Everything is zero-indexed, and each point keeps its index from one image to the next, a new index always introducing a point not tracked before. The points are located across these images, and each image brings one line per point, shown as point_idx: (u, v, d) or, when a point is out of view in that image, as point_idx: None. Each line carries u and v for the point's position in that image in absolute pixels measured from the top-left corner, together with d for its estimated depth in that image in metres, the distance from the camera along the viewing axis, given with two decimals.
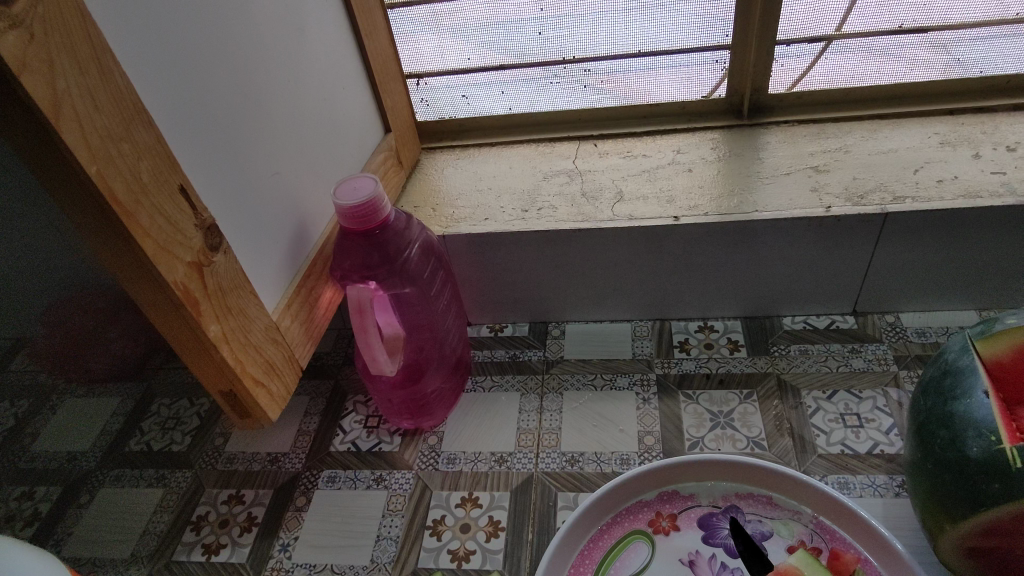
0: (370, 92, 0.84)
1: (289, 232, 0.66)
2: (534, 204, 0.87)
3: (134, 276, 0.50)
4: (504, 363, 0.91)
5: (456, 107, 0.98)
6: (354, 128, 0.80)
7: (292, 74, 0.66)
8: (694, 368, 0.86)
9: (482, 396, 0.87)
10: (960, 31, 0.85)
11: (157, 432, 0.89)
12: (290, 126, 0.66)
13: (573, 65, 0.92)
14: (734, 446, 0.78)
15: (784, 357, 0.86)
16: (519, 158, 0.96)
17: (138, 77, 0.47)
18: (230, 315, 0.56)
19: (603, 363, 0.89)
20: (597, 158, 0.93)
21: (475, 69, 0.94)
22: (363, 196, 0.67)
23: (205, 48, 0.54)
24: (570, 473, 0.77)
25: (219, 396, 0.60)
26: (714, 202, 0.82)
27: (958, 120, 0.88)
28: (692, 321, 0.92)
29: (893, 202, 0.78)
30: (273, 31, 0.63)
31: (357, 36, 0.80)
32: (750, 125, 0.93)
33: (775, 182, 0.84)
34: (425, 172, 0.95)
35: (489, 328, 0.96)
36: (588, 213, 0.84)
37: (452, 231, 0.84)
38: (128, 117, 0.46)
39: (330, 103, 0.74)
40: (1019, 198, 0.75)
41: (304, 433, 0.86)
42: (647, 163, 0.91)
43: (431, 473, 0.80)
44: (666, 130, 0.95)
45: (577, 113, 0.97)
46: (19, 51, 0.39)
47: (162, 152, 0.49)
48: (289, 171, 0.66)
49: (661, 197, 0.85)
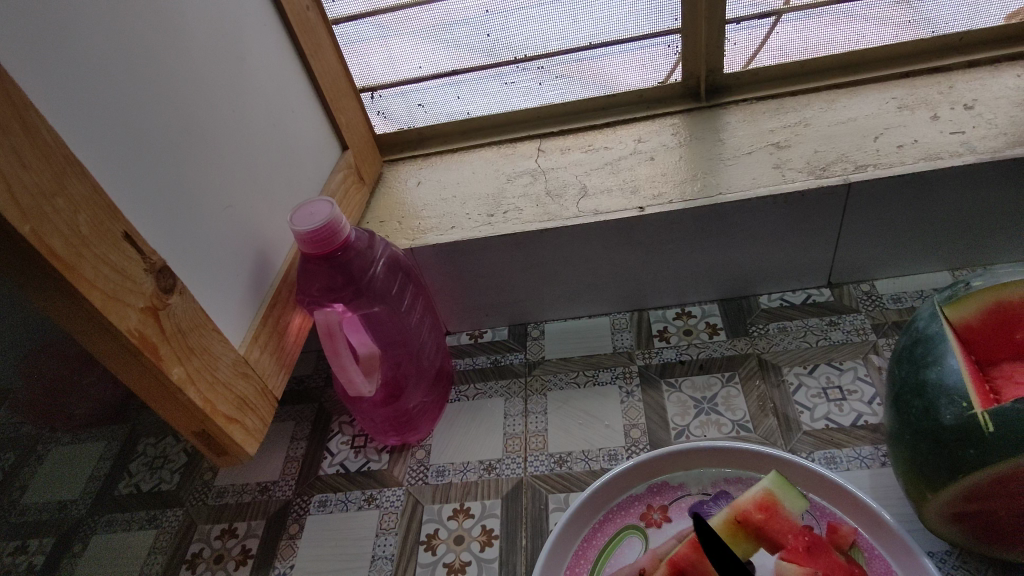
0: (322, 111, 0.83)
1: (248, 263, 0.65)
2: (499, 208, 0.86)
3: (87, 329, 0.49)
4: (486, 369, 0.90)
5: (414, 116, 0.97)
6: (310, 150, 0.79)
7: (235, 103, 0.65)
8: (675, 356, 0.86)
9: (466, 405, 0.87)
10: None
11: (145, 473, 0.89)
12: (238, 155, 0.65)
13: (527, 63, 0.92)
14: (719, 431, 0.78)
15: (764, 336, 0.86)
16: (481, 162, 0.95)
17: (66, 127, 0.47)
18: (192, 355, 0.55)
19: (584, 359, 0.88)
20: (559, 155, 0.93)
21: (428, 77, 0.93)
22: (320, 221, 0.66)
23: (136, 89, 0.53)
24: (559, 474, 0.77)
25: (192, 437, 0.60)
26: (678, 189, 0.82)
27: (915, 82, 0.87)
28: (670, 309, 0.92)
29: (855, 171, 0.78)
30: (210, 63, 0.62)
31: (302, 56, 0.79)
32: (709, 107, 0.93)
33: (737, 162, 0.83)
34: (388, 185, 0.95)
35: (469, 335, 0.95)
36: (554, 212, 0.83)
37: (419, 243, 0.84)
38: (59, 170, 0.45)
39: (280, 127, 0.73)
40: (980, 156, 0.75)
41: (292, 459, 0.86)
42: (609, 155, 0.90)
43: (421, 487, 0.79)
44: (626, 120, 0.95)
45: (537, 111, 0.96)
46: None
47: (99, 201, 0.48)
48: (241, 202, 0.65)
49: (625, 188, 0.84)
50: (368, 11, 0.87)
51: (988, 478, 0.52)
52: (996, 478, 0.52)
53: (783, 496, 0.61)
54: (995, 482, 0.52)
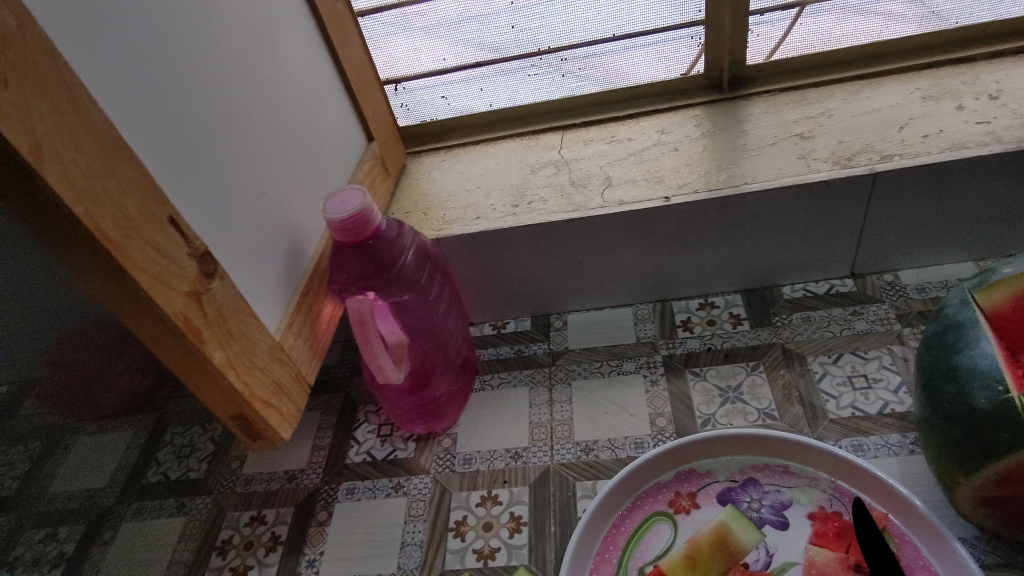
0: (350, 101, 0.83)
1: (282, 249, 0.66)
2: (524, 198, 0.86)
3: (133, 312, 0.50)
4: (511, 359, 0.91)
5: (438, 108, 0.97)
6: (338, 139, 0.79)
7: (268, 92, 0.66)
8: (700, 346, 0.87)
9: (491, 394, 0.87)
10: None
11: (173, 462, 0.90)
12: (272, 143, 0.66)
13: (550, 55, 0.92)
14: (745, 420, 0.78)
15: (788, 326, 0.86)
16: (505, 153, 0.95)
17: (112, 111, 0.47)
18: (232, 339, 0.56)
19: (608, 350, 0.89)
20: (581, 146, 0.92)
21: (451, 69, 0.93)
22: (353, 208, 0.66)
23: (176, 76, 0.54)
24: (586, 462, 0.78)
25: (229, 420, 0.60)
26: (702, 179, 0.82)
27: (937, 73, 0.87)
28: (693, 300, 0.92)
29: (881, 160, 0.78)
30: (244, 51, 0.63)
31: (330, 47, 0.79)
32: (732, 99, 0.93)
33: (762, 153, 0.84)
34: (412, 177, 0.95)
35: (492, 326, 0.96)
36: (578, 202, 0.84)
37: (445, 233, 0.84)
38: (108, 153, 0.46)
39: (310, 117, 0.74)
40: (1007, 146, 0.75)
41: (319, 448, 0.86)
42: (632, 146, 0.90)
43: (448, 475, 0.80)
44: (649, 111, 0.95)
45: (559, 102, 0.96)
46: None
47: (147, 186, 0.49)
48: (275, 189, 0.65)
49: (650, 178, 0.84)
50: (392, 3, 0.88)
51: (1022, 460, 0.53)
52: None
53: (737, 526, 0.69)
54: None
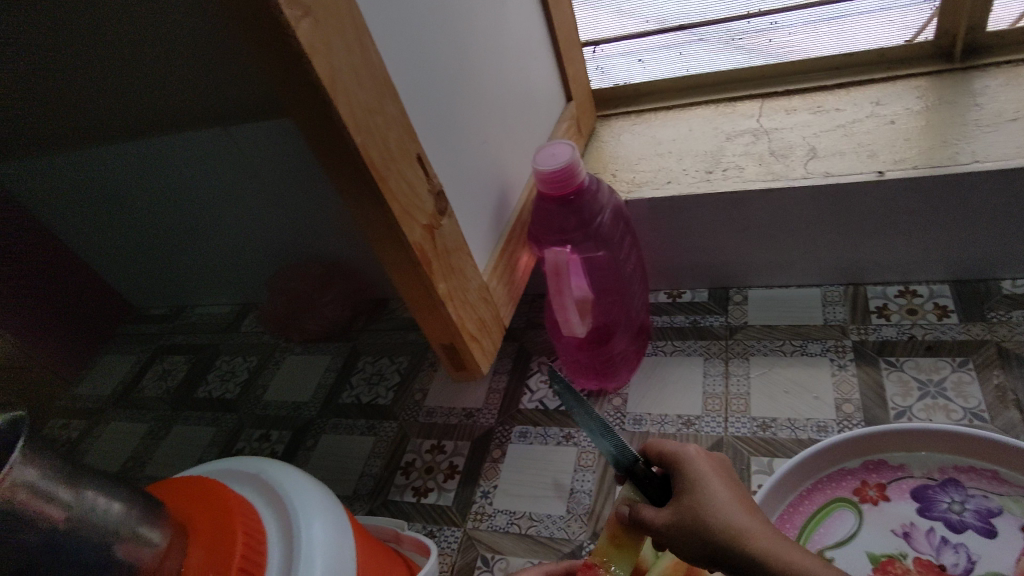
0: (556, 60, 0.86)
1: (493, 196, 0.70)
2: (718, 165, 0.85)
3: (381, 238, 0.55)
4: (685, 328, 0.90)
5: (632, 72, 0.97)
6: (543, 96, 0.82)
7: (494, 47, 0.70)
8: (897, 335, 0.81)
9: (664, 360, 0.88)
10: None
11: (364, 387, 0.98)
12: (493, 95, 0.69)
13: (759, 18, 0.88)
14: (948, 417, 0.72)
15: (1005, 323, 0.78)
16: (698, 119, 0.93)
17: (384, 54, 0.52)
18: (453, 274, 0.61)
19: (791, 329, 0.86)
20: (783, 115, 0.89)
21: (652, 33, 0.93)
22: (563, 161, 0.69)
23: (429, 25, 0.58)
24: (763, 438, 0.76)
25: (439, 348, 0.66)
26: (925, 155, 0.76)
27: None
28: (891, 286, 0.86)
29: None
30: (480, 6, 0.67)
31: (545, 5, 0.81)
32: (963, 70, 0.83)
33: (997, 129, 0.75)
34: (601, 140, 0.96)
35: (667, 294, 0.96)
36: (779, 172, 0.80)
37: (635, 196, 0.85)
38: (381, 92, 0.51)
39: (524, 73, 0.76)
40: None
41: (494, 391, 0.92)
42: (841, 117, 0.85)
43: (618, 432, 0.82)
44: (862, 81, 0.88)
45: (762, 70, 0.93)
46: (311, 37, 0.44)
47: (404, 125, 0.54)
48: (492, 139, 0.69)
49: (861, 152, 0.79)
50: None
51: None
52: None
53: None
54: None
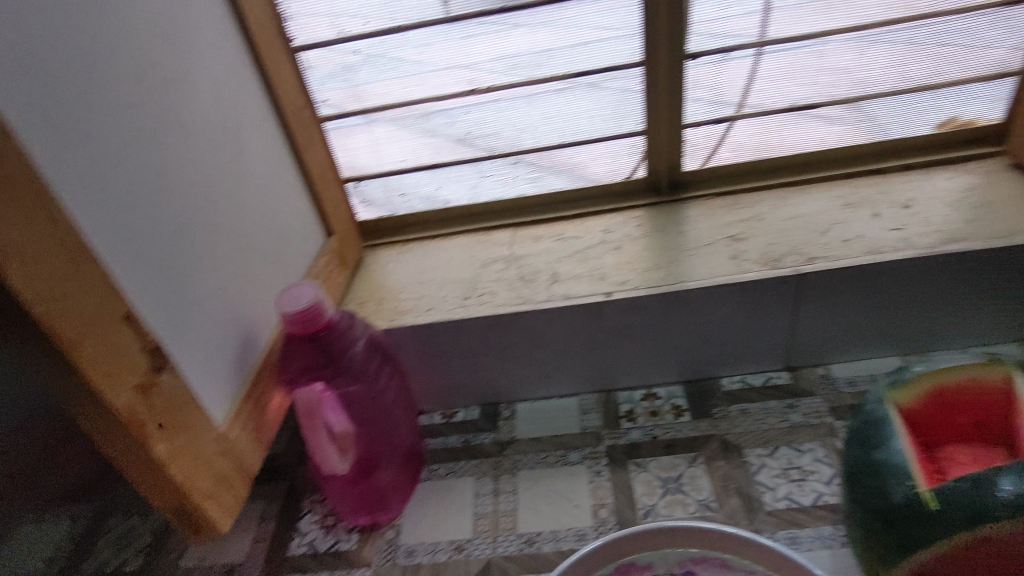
0: (310, 199, 0.88)
1: (235, 340, 0.67)
2: (474, 291, 0.90)
3: (78, 404, 0.50)
4: (458, 449, 0.92)
5: (397, 204, 1.03)
6: (296, 234, 0.83)
7: (229, 193, 0.70)
8: (642, 437, 0.88)
9: (438, 484, 0.88)
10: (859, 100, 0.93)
11: (112, 550, 0.86)
12: (229, 240, 0.69)
13: (503, 159, 0.99)
14: (685, 511, 0.79)
15: (726, 418, 0.89)
16: (458, 248, 1.00)
17: (77, 211, 0.50)
18: (177, 430, 0.56)
19: (553, 440, 0.90)
20: (531, 243, 0.97)
21: (410, 169, 1.00)
22: (307, 301, 0.69)
23: (141, 178, 0.57)
24: (529, 555, 0.77)
25: (167, 512, 0.59)
26: (641, 277, 0.87)
27: (856, 183, 0.94)
28: (636, 391, 0.95)
29: (806, 263, 0.83)
30: (209, 156, 0.67)
31: (294, 150, 0.85)
32: (670, 202, 0.99)
33: (696, 254, 0.89)
34: (369, 268, 0.99)
35: (442, 415, 0.97)
36: (526, 296, 0.88)
37: (397, 324, 0.87)
38: (69, 253, 0.48)
39: (269, 215, 0.77)
40: (917, 251, 0.81)
41: (260, 540, 0.85)
42: (578, 244, 0.95)
43: (389, 567, 0.79)
44: (594, 212, 1.00)
45: (512, 202, 1.02)
46: None
47: (103, 282, 0.51)
48: (229, 283, 0.68)
49: (593, 275, 0.89)
50: (356, 109, 0.93)
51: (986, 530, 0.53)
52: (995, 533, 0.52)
53: None
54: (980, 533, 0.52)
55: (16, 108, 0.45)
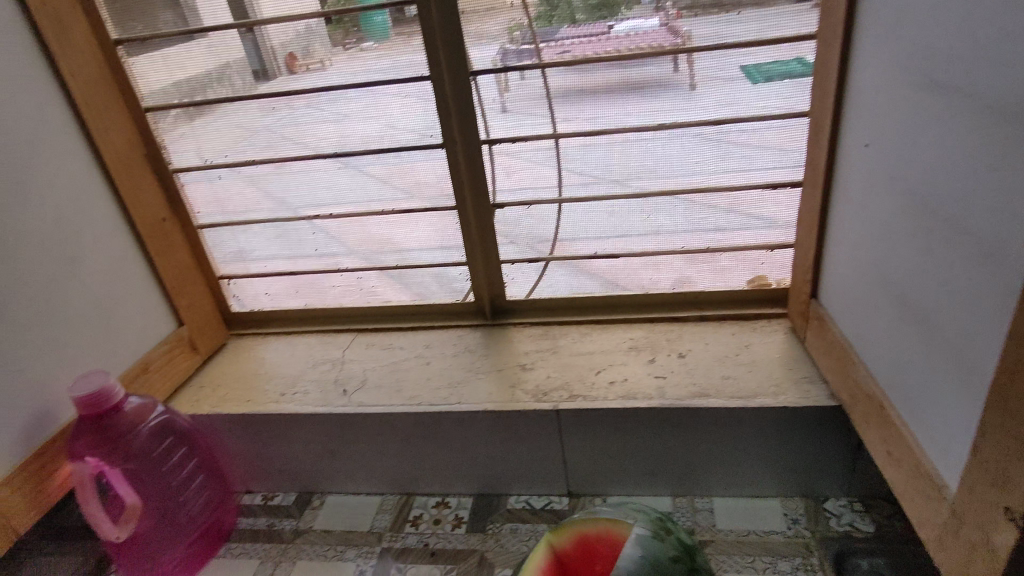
0: (163, 295, 1.03)
1: (23, 418, 0.80)
2: (292, 388, 1.02)
3: None
4: (259, 531, 1.00)
5: (262, 302, 1.16)
6: (134, 325, 0.97)
7: (52, 290, 0.84)
8: (416, 542, 0.95)
9: (227, 561, 0.96)
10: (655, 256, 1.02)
11: None
12: (41, 331, 0.82)
13: (347, 273, 1.11)
14: None
15: (495, 534, 0.94)
16: (305, 346, 1.13)
17: None
18: None
19: (341, 535, 0.98)
20: (363, 349, 1.10)
21: (271, 273, 1.13)
22: (97, 385, 0.81)
23: None
24: None
25: None
26: (430, 393, 0.97)
27: (653, 328, 1.04)
28: (433, 497, 1.03)
29: (567, 399, 0.91)
30: (33, 260, 0.81)
31: (148, 254, 1.00)
32: (493, 325, 1.11)
33: (486, 378, 0.98)
34: (226, 356, 1.13)
35: (263, 496, 1.07)
36: (330, 398, 0.99)
37: (217, 409, 0.99)
38: None
39: (102, 310, 0.92)
40: (662, 401, 0.88)
41: None
42: (399, 355, 1.07)
43: None
44: (427, 327, 1.13)
45: (360, 310, 1.15)
46: None
47: None
48: (30, 368, 0.81)
49: (392, 386, 1.00)
50: (223, 221, 1.08)
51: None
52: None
53: None
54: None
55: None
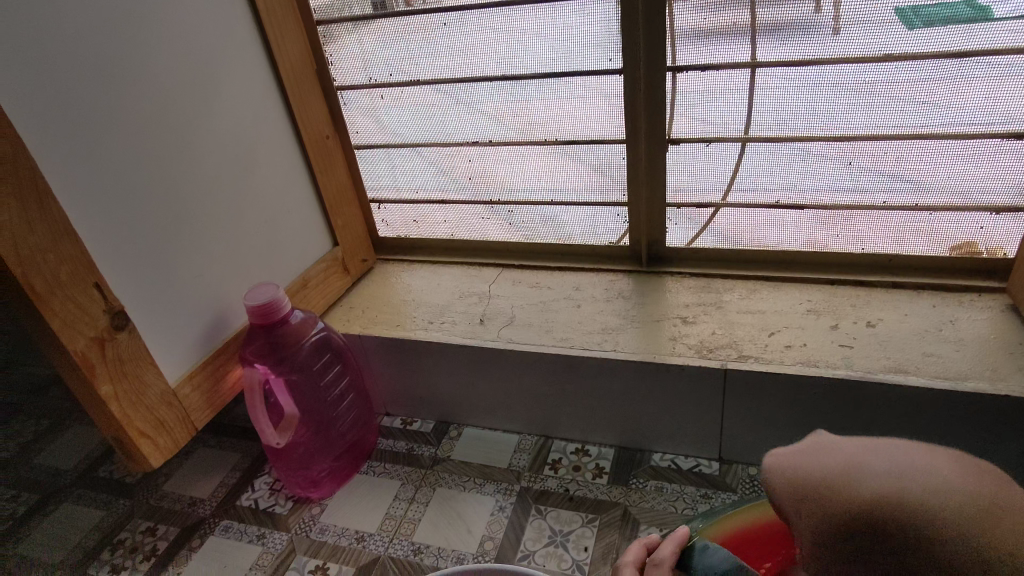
0: (322, 213, 1.04)
1: (205, 322, 0.83)
2: (439, 317, 1.01)
3: (49, 342, 0.68)
4: (399, 453, 1.02)
5: (410, 228, 1.15)
6: (297, 241, 0.99)
7: (232, 201, 0.86)
8: (556, 486, 0.93)
9: (370, 478, 0.98)
10: (849, 212, 0.91)
11: None
12: (221, 240, 0.84)
13: (499, 206, 1.08)
14: (558, 565, 0.82)
15: (639, 490, 0.90)
16: (451, 277, 1.11)
17: (73, 205, 0.66)
18: (124, 378, 0.72)
19: (480, 468, 0.97)
20: (510, 286, 1.07)
21: (422, 200, 1.11)
22: (267, 297, 0.83)
23: (143, 182, 0.73)
24: (411, 562, 0.85)
25: (113, 438, 0.76)
26: (583, 337, 0.92)
27: (834, 291, 0.93)
28: (572, 443, 1.00)
29: (736, 358, 0.83)
30: (217, 171, 0.83)
31: (312, 172, 1.00)
32: (648, 272, 1.03)
33: (642, 327, 0.92)
34: (373, 280, 1.14)
35: (402, 420, 1.08)
36: (478, 332, 0.97)
37: (368, 331, 1.00)
38: (58, 236, 0.65)
39: (271, 224, 0.93)
40: (850, 373, 0.78)
41: (222, 486, 1.01)
42: (547, 295, 1.03)
43: (301, 538, 0.91)
44: (576, 268, 1.07)
45: (506, 244, 1.11)
46: None
47: (82, 259, 0.67)
48: (212, 275, 0.83)
49: (542, 326, 0.96)
50: (381, 144, 1.06)
51: (672, 546, 0.55)
52: (679, 542, 0.55)
53: None
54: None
55: (27, 125, 0.62)
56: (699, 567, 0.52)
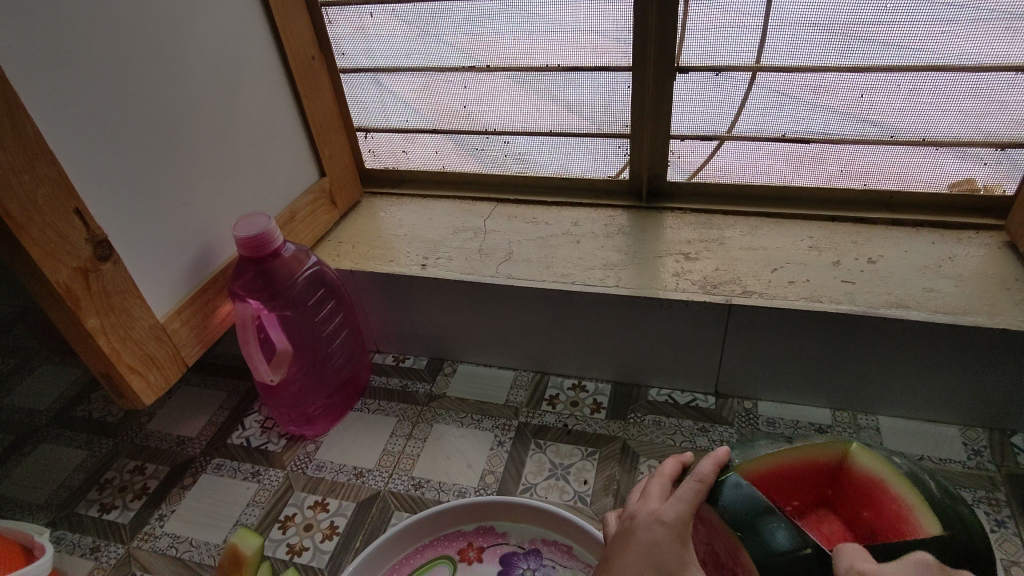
0: (307, 142, 0.98)
1: (191, 253, 0.78)
2: (434, 253, 0.98)
3: (29, 273, 0.63)
4: (393, 390, 1.00)
5: (399, 160, 1.10)
6: (283, 171, 0.93)
7: (216, 126, 0.80)
8: (554, 421, 0.93)
9: (365, 416, 0.97)
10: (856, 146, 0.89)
11: (102, 403, 1.02)
12: (206, 167, 0.79)
13: (495, 137, 1.03)
14: (560, 496, 0.83)
15: (637, 424, 0.91)
16: (442, 211, 1.07)
17: (46, 124, 0.60)
18: (111, 312, 0.68)
19: (477, 404, 0.97)
20: (505, 220, 1.03)
21: (412, 130, 1.05)
22: (259, 229, 0.78)
23: (123, 98, 0.67)
24: (410, 496, 0.85)
25: (100, 375, 0.72)
26: (584, 274, 0.90)
27: (835, 227, 0.92)
28: (568, 379, 0.99)
29: (740, 295, 0.83)
30: (201, 91, 0.77)
31: (297, 98, 0.94)
32: (647, 208, 1.01)
33: (643, 263, 0.91)
34: (360, 214, 1.09)
35: (393, 357, 1.06)
36: (476, 267, 0.94)
37: (359, 267, 0.96)
38: (33, 157, 0.59)
39: (257, 152, 0.87)
40: (854, 308, 0.79)
41: (211, 424, 0.99)
42: (545, 230, 1.00)
43: (298, 475, 0.89)
44: (572, 203, 1.05)
45: (500, 177, 1.08)
46: None
47: (62, 183, 0.62)
48: (198, 204, 0.78)
49: (541, 262, 0.94)
50: (369, 68, 1.00)
51: (712, 466, 0.49)
52: (717, 463, 0.49)
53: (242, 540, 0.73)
54: (714, 517, 0.46)
55: None
56: (727, 503, 0.46)
